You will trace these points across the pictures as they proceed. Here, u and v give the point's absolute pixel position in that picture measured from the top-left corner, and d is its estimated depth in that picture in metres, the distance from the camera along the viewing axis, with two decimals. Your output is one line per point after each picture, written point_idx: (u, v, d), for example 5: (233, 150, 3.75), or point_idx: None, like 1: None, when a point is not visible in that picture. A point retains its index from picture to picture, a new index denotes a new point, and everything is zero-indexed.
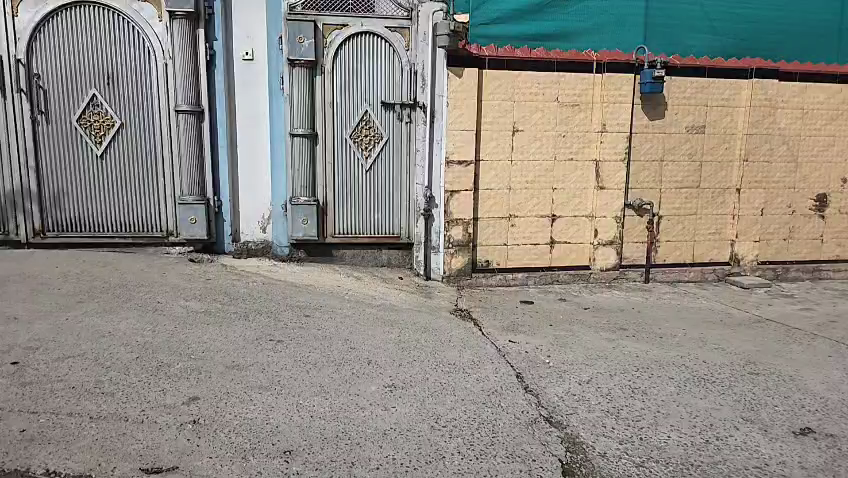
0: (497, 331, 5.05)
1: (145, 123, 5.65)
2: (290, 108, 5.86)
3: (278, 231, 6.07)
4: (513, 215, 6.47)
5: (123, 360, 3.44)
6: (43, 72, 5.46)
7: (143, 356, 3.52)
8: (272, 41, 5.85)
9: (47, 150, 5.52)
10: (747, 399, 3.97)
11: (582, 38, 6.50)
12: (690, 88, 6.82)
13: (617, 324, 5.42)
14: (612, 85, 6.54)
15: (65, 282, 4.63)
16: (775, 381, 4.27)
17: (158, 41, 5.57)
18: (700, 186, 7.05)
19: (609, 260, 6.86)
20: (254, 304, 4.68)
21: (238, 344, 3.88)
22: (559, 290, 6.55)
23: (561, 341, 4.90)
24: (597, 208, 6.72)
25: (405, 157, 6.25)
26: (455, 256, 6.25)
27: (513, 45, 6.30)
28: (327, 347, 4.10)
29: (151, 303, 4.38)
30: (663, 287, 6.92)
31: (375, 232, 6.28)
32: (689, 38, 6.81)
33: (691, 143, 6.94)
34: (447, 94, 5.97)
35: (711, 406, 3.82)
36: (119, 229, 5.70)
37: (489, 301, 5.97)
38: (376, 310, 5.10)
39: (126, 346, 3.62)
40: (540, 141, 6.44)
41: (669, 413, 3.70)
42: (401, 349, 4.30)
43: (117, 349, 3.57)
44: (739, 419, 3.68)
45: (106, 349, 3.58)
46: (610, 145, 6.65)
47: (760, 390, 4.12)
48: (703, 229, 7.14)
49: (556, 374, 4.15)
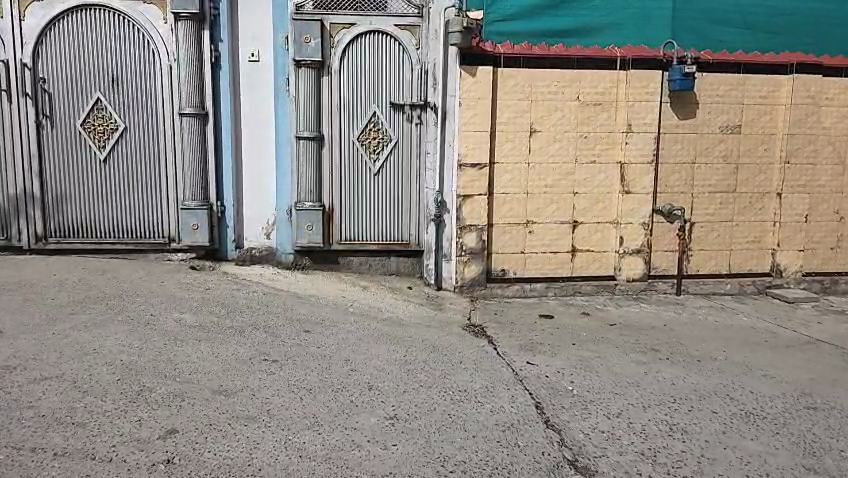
0: (514, 351, 4.84)
1: (148, 127, 5.46)
2: (296, 110, 5.63)
3: (282, 237, 5.83)
4: (531, 221, 6.09)
5: (102, 384, 3.26)
6: (49, 76, 5.32)
7: (125, 379, 3.33)
8: (279, 41, 5.61)
9: (51, 154, 5.39)
10: (808, 442, 3.83)
11: (606, 33, 6.03)
12: (724, 86, 6.32)
13: (649, 344, 5.25)
14: (639, 83, 6.10)
15: (61, 290, 4.49)
16: (838, 420, 4.11)
17: (163, 42, 5.38)
18: (737, 191, 6.52)
19: (637, 270, 6.40)
20: (254, 317, 4.47)
21: (229, 364, 3.66)
22: (582, 302, 6.15)
23: (585, 363, 4.74)
24: (623, 214, 6.26)
25: (415, 161, 5.93)
26: (468, 264, 5.90)
27: (530, 42, 5.88)
28: (326, 369, 3.88)
29: (143, 315, 4.20)
30: (697, 300, 6.43)
31: (384, 239, 5.98)
32: (725, 32, 6.28)
33: (726, 145, 6.42)
34: (459, 94, 5.62)
35: (766, 451, 3.70)
36: (121, 235, 5.53)
37: (505, 315, 5.62)
38: (381, 326, 4.85)
39: (109, 366, 3.44)
40: (561, 141, 6.04)
41: (715, 458, 3.59)
42: (405, 375, 4.05)
43: (99, 370, 3.40)
44: (801, 469, 3.54)
45: (87, 369, 3.40)
46: (635, 146, 6.18)
47: (822, 430, 3.97)
48: (740, 237, 6.61)
49: (582, 406, 4.04)
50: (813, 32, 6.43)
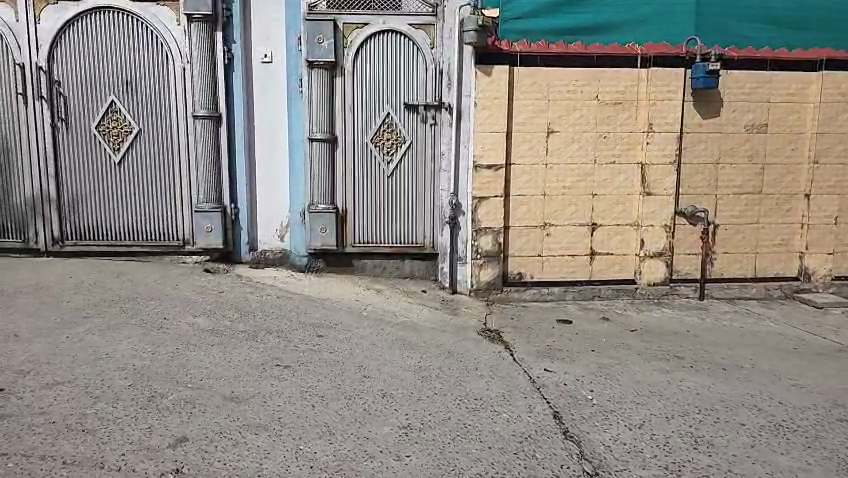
0: (531, 357, 4.70)
1: (162, 130, 5.48)
2: (309, 111, 5.58)
3: (296, 240, 5.79)
4: (549, 223, 5.94)
5: (114, 390, 3.24)
6: (64, 79, 5.35)
7: (137, 385, 3.31)
8: (292, 42, 5.58)
9: (66, 157, 5.42)
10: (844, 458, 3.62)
11: (627, 30, 5.85)
12: (750, 84, 6.09)
13: (671, 351, 5.06)
14: (661, 81, 5.91)
15: (76, 293, 4.51)
16: None
17: (176, 45, 5.39)
18: (763, 192, 6.28)
19: (659, 273, 6.20)
20: (267, 321, 4.43)
21: (241, 370, 3.63)
22: (601, 307, 5.98)
23: (605, 371, 4.58)
24: (644, 216, 6.07)
25: (430, 162, 5.83)
26: (484, 267, 5.80)
27: (548, 40, 5.73)
28: (339, 375, 3.81)
29: (157, 319, 4.19)
30: (721, 305, 6.19)
31: (398, 241, 5.90)
32: (752, 28, 6.04)
33: (751, 144, 6.18)
34: (474, 94, 5.54)
35: (798, 467, 3.51)
36: (136, 237, 5.55)
37: (522, 320, 5.49)
38: (395, 330, 4.77)
39: (122, 372, 3.43)
40: (580, 142, 5.88)
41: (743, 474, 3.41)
42: (419, 382, 3.96)
43: (111, 375, 3.38)
44: None
45: (100, 374, 3.39)
46: (657, 146, 5.98)
47: None
48: (766, 240, 6.36)
49: (603, 416, 3.90)
50: (845, 26, 6.15)
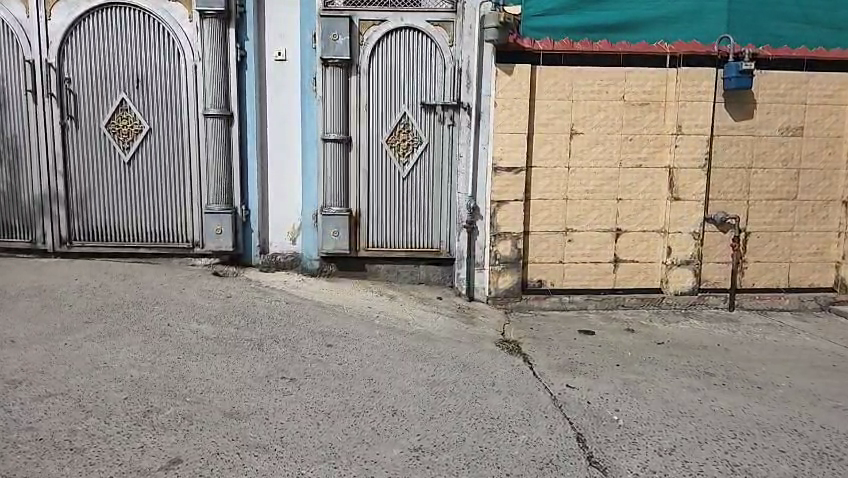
0: (552, 371, 4.42)
1: (172, 129, 5.35)
2: (323, 110, 5.40)
3: (307, 243, 5.60)
4: (570, 229, 5.64)
5: (107, 403, 3.09)
6: (73, 76, 5.26)
7: (132, 398, 3.16)
8: (306, 40, 5.40)
9: (75, 156, 5.33)
10: None
11: (657, 27, 5.51)
12: (787, 84, 5.70)
13: (701, 367, 4.71)
14: (692, 81, 5.56)
15: (80, 296, 4.39)
16: None
17: (188, 42, 5.26)
18: (797, 198, 5.88)
19: (687, 283, 5.84)
20: (274, 329, 4.25)
21: (243, 383, 3.46)
22: (625, 317, 5.64)
23: (631, 388, 4.27)
24: (671, 223, 5.73)
25: (447, 164, 5.59)
26: (503, 274, 5.53)
27: (572, 38, 5.44)
28: (347, 390, 3.61)
29: (160, 326, 4.03)
30: (752, 317, 5.80)
31: (412, 246, 5.66)
32: (790, 25, 5.65)
33: (786, 148, 5.79)
34: (494, 93, 5.30)
35: None
36: (145, 239, 5.43)
37: (541, 330, 5.20)
38: (407, 340, 4.54)
39: (118, 383, 3.30)
40: (604, 144, 5.57)
41: None
42: (432, 397, 3.73)
43: (106, 387, 3.25)
44: None
45: (95, 386, 3.25)
46: (685, 149, 5.64)
47: None
48: (800, 249, 5.96)
49: (630, 440, 3.60)
50: None
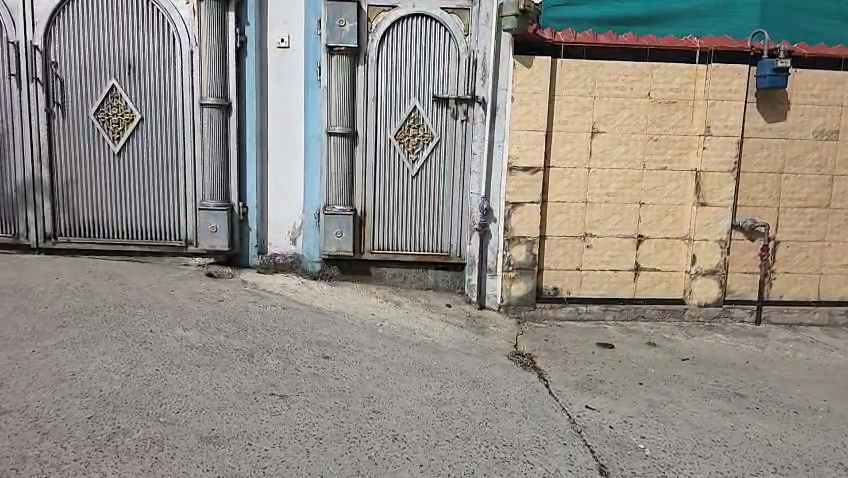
0: (569, 390, 4.01)
1: (166, 118, 5.04)
2: (328, 102, 5.04)
3: (309, 244, 5.24)
4: (589, 234, 5.22)
5: (68, 424, 2.81)
6: (61, 60, 4.97)
7: (96, 418, 2.87)
8: (311, 26, 5.04)
9: (62, 145, 5.03)
10: None
11: (686, 21, 5.09)
12: (825, 83, 5.23)
13: (732, 388, 4.27)
14: (723, 79, 5.10)
15: (58, 298, 4.09)
16: None
17: (185, 26, 4.94)
18: (831, 206, 5.40)
19: (712, 294, 5.38)
20: (267, 337, 3.91)
21: (226, 401, 3.14)
22: (646, 330, 5.21)
23: (658, 412, 3.84)
24: (697, 230, 5.27)
25: (459, 161, 5.19)
26: (516, 281, 5.15)
27: (594, 31, 5.02)
28: (343, 409, 3.26)
29: (141, 332, 3.71)
30: (781, 331, 5.35)
31: (420, 249, 5.28)
32: (829, 20, 5.20)
33: (820, 152, 5.31)
34: (511, 87, 4.93)
35: None
36: (135, 235, 5.12)
37: (557, 343, 4.79)
38: (410, 351, 4.17)
39: (84, 399, 3.01)
40: (627, 144, 5.14)
41: None
42: (437, 420, 3.36)
43: (70, 404, 2.96)
44: None
45: (57, 402, 2.97)
46: (715, 152, 5.18)
47: None
48: (833, 260, 5.48)
49: (660, 474, 3.19)
50: None
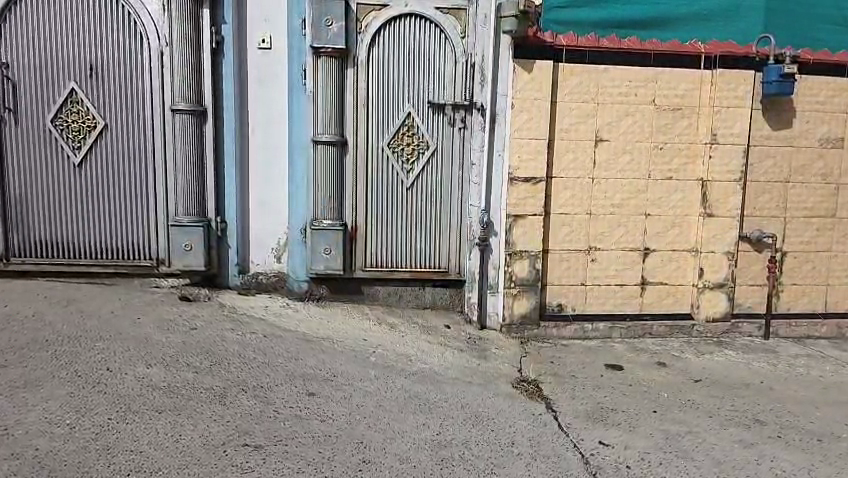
0: (579, 422, 3.60)
1: (132, 126, 4.61)
2: (314, 108, 4.64)
3: (295, 261, 4.81)
4: (594, 247, 4.85)
5: None
6: (13, 61, 4.53)
7: None
8: (295, 25, 4.65)
9: (14, 155, 4.58)
10: None
11: (695, 23, 4.75)
12: (830, 91, 4.93)
13: (752, 414, 3.88)
14: (729, 85, 4.78)
15: (3, 331, 3.67)
16: None
17: (153, 25, 4.53)
18: (837, 215, 5.08)
19: (721, 307, 5.00)
20: (243, 373, 3.50)
21: (190, 457, 2.78)
22: (655, 349, 4.80)
23: (677, 446, 3.44)
24: (704, 242, 4.91)
25: (457, 172, 4.82)
26: (519, 299, 4.75)
27: (598, 34, 4.68)
28: (328, 461, 2.88)
29: (95, 372, 3.34)
30: (790, 346, 4.99)
31: (416, 266, 4.87)
32: (836, 24, 4.90)
33: (826, 160, 5.00)
34: (511, 93, 4.56)
35: None
36: (99, 255, 4.67)
37: (563, 365, 4.39)
38: (404, 383, 3.75)
39: (15, 462, 2.64)
40: (632, 153, 4.80)
41: None
42: (435, 469, 2.95)
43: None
44: None
45: None
46: (721, 160, 4.83)
47: None
48: (839, 270, 5.16)
49: None
50: None
